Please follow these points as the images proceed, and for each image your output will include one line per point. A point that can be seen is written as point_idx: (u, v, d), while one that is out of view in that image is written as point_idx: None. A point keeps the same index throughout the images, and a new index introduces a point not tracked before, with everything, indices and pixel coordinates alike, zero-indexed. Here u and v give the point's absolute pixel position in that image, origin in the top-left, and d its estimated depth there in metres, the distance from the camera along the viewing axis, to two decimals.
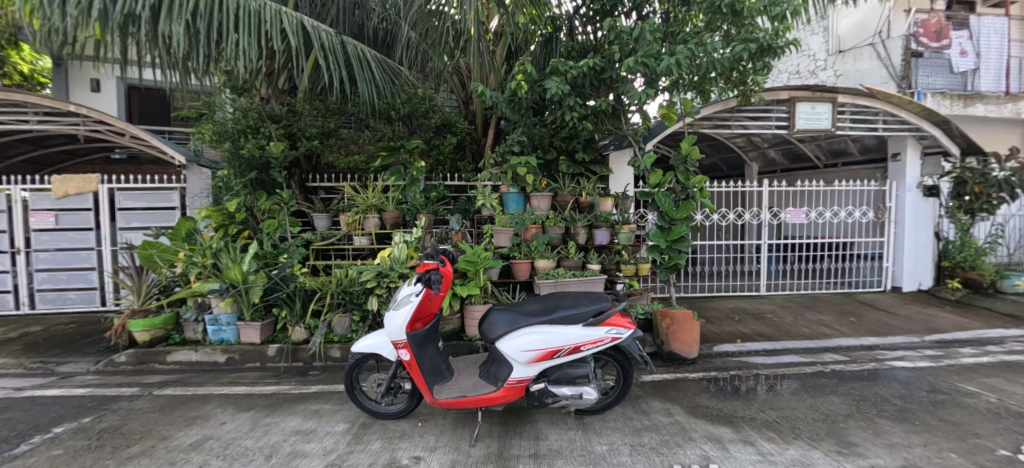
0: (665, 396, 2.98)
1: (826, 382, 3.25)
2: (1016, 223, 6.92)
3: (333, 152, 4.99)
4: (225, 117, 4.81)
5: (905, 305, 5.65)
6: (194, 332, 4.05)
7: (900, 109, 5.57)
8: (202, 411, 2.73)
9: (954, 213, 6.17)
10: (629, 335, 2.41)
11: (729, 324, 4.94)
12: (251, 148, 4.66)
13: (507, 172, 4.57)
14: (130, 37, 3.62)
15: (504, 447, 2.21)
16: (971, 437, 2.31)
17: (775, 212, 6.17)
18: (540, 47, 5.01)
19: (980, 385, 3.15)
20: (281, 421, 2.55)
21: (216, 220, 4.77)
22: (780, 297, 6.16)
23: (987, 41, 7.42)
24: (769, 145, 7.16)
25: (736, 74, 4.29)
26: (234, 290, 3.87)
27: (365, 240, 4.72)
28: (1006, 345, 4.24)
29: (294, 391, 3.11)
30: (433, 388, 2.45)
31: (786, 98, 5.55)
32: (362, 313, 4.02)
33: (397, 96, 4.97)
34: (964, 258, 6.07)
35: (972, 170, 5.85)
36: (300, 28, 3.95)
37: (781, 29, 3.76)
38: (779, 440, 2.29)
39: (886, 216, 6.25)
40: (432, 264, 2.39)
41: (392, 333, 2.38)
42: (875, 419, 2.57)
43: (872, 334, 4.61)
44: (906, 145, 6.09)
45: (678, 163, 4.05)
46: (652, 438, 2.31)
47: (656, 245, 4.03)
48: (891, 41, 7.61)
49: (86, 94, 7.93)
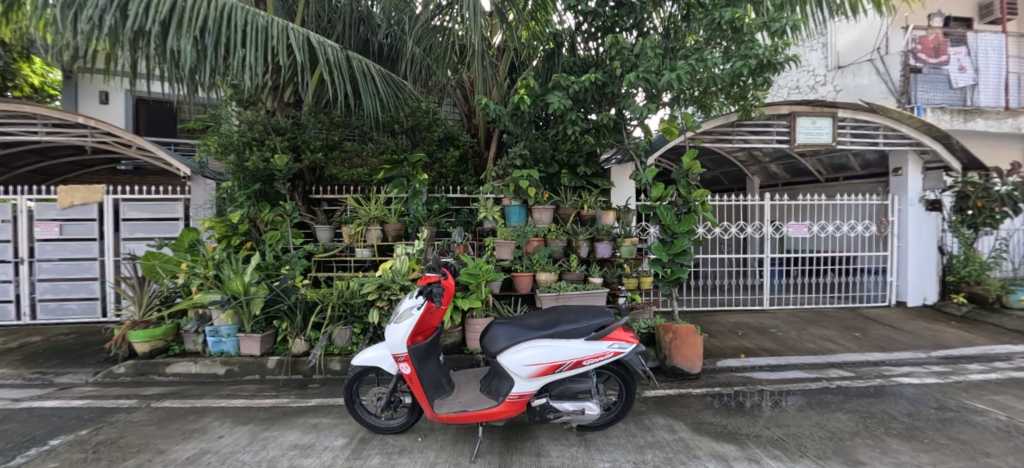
0: (668, 412, 2.94)
1: (831, 399, 3.21)
2: (1019, 238, 6.87)
3: (336, 166, 5.04)
4: (230, 130, 4.89)
5: (911, 321, 5.59)
6: (195, 343, 4.03)
7: (901, 123, 5.60)
8: (199, 424, 2.70)
9: (957, 228, 6.14)
10: (631, 350, 2.39)
11: (733, 338, 4.89)
12: (256, 161, 4.70)
13: (509, 185, 4.57)
14: (140, 51, 3.69)
15: (504, 462, 2.19)
16: (982, 456, 2.26)
17: (777, 226, 6.15)
18: (542, 62, 5.09)
19: (988, 402, 3.10)
20: (279, 435, 2.53)
21: (219, 231, 4.85)
22: (783, 312, 6.12)
23: (985, 57, 7.46)
24: (770, 159, 7.22)
25: (737, 89, 4.36)
26: (235, 302, 3.85)
27: (367, 251, 4.76)
28: (1014, 361, 4.18)
29: (293, 404, 3.08)
30: (434, 402, 2.42)
31: (786, 112, 5.57)
32: (363, 326, 4.01)
33: (400, 109, 5.03)
34: (968, 272, 6.02)
35: (973, 184, 5.82)
36: (306, 44, 4.03)
37: (781, 45, 3.82)
38: (785, 458, 2.25)
39: (889, 230, 6.25)
40: (434, 277, 2.38)
41: (392, 346, 2.36)
42: (882, 437, 2.52)
43: (877, 349, 4.55)
44: (906, 160, 6.13)
45: (678, 177, 4.07)
46: (655, 456, 2.27)
47: (658, 258, 4.01)
48: (890, 57, 7.70)
49: (94, 106, 8.10)
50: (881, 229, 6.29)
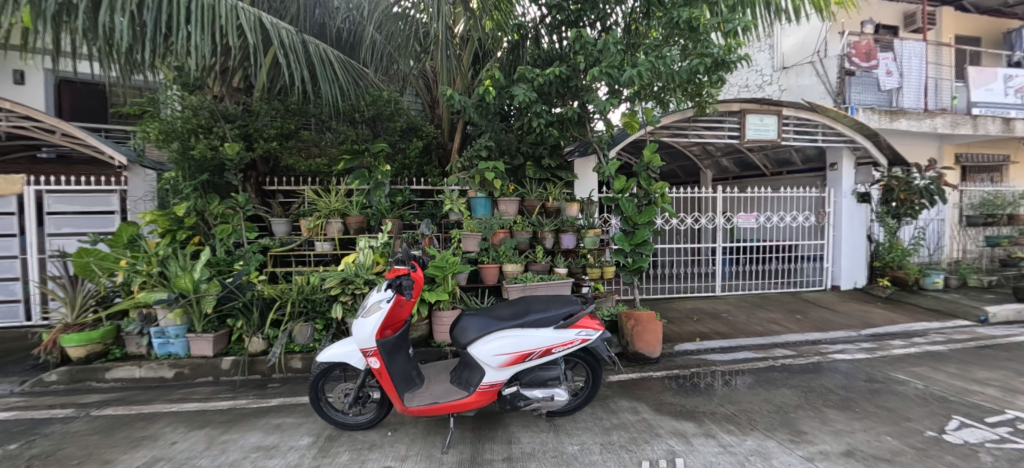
0: (632, 395, 3.08)
1: (778, 376, 3.48)
2: (935, 227, 7.69)
3: (292, 155, 4.81)
4: (172, 116, 4.54)
5: (844, 303, 6.14)
6: (138, 346, 3.74)
7: (837, 123, 6.09)
8: (150, 431, 2.53)
9: (883, 218, 6.80)
10: (598, 337, 2.49)
11: (690, 324, 5.17)
12: (202, 148, 4.37)
13: (475, 176, 4.54)
14: (65, 27, 3.31)
15: (477, 452, 2.21)
16: (904, 421, 2.55)
17: (728, 217, 6.49)
18: (507, 53, 5.05)
19: (908, 373, 3.49)
20: (239, 438, 2.42)
21: (162, 225, 4.43)
22: (733, 297, 6.53)
23: (909, 63, 8.20)
24: (722, 153, 7.61)
25: (693, 87, 4.58)
26: (184, 300, 3.60)
27: (327, 245, 4.57)
28: (928, 336, 4.72)
29: (252, 406, 2.95)
30: (404, 395, 2.40)
31: (737, 109, 5.89)
32: (326, 321, 3.88)
33: (362, 98, 4.90)
34: (892, 258, 6.73)
35: (898, 179, 6.45)
36: (258, 24, 3.78)
37: (733, 45, 4.03)
38: (738, 432, 2.42)
39: (826, 220, 6.80)
40: (402, 269, 2.34)
41: (361, 341, 2.30)
42: (822, 408, 2.78)
43: (816, 329, 4.98)
44: (841, 156, 6.66)
45: (640, 169, 4.22)
46: (620, 436, 2.38)
47: (621, 248, 4.16)
48: (828, 60, 8.29)
49: (7, 87, 7.23)
50: (819, 219, 6.83)
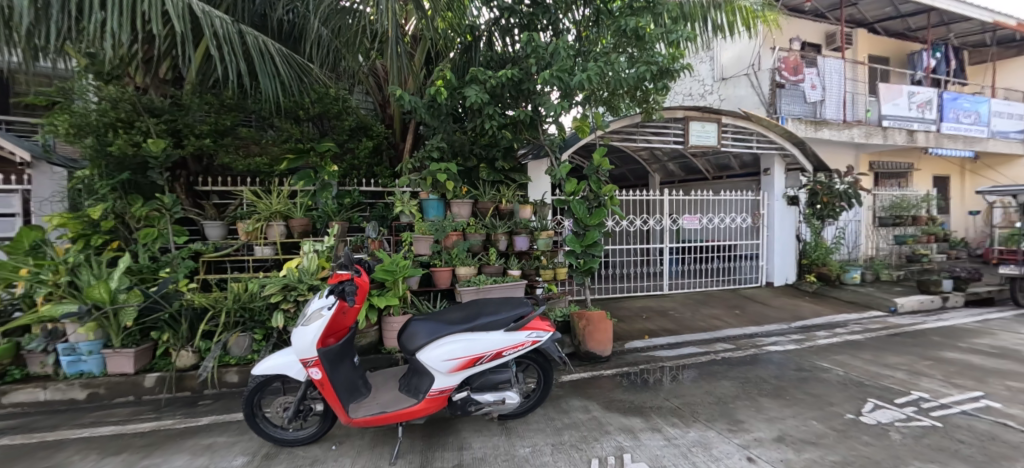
0: (584, 394, 3.14)
1: (718, 369, 3.69)
2: (853, 227, 8.49)
3: (228, 153, 4.48)
4: (85, 108, 4.07)
5: (777, 298, 6.63)
6: (43, 366, 3.31)
7: (769, 131, 6.58)
8: (54, 462, 2.25)
9: (809, 219, 7.46)
10: (548, 338, 2.51)
11: (639, 322, 5.37)
12: (121, 145, 3.95)
13: (427, 178, 4.44)
14: None
15: (426, 460, 2.16)
16: (828, 406, 2.78)
17: (675, 219, 6.80)
18: (460, 54, 4.94)
19: (831, 361, 3.82)
20: (163, 462, 2.21)
21: (73, 229, 4.00)
22: (680, 295, 6.86)
23: (830, 78, 9.04)
24: (669, 158, 8.03)
25: (640, 93, 4.77)
26: (98, 313, 3.25)
27: (268, 250, 4.28)
28: (848, 327, 5.20)
29: (179, 426, 2.70)
30: (349, 406, 2.30)
31: (681, 116, 6.19)
32: (266, 331, 3.64)
33: (306, 95, 4.67)
34: (817, 256, 7.38)
35: (821, 184, 7.23)
36: (187, 12, 3.47)
37: (677, 55, 4.24)
38: (681, 425, 2.54)
39: (761, 221, 7.33)
40: (345, 274, 2.24)
41: (300, 351, 2.18)
42: (757, 398, 2.97)
43: (753, 324, 5.34)
44: (773, 162, 7.19)
45: (590, 173, 4.34)
46: (571, 436, 2.41)
47: (572, 249, 4.24)
48: (761, 74, 8.87)
49: None
50: (755, 220, 7.34)
